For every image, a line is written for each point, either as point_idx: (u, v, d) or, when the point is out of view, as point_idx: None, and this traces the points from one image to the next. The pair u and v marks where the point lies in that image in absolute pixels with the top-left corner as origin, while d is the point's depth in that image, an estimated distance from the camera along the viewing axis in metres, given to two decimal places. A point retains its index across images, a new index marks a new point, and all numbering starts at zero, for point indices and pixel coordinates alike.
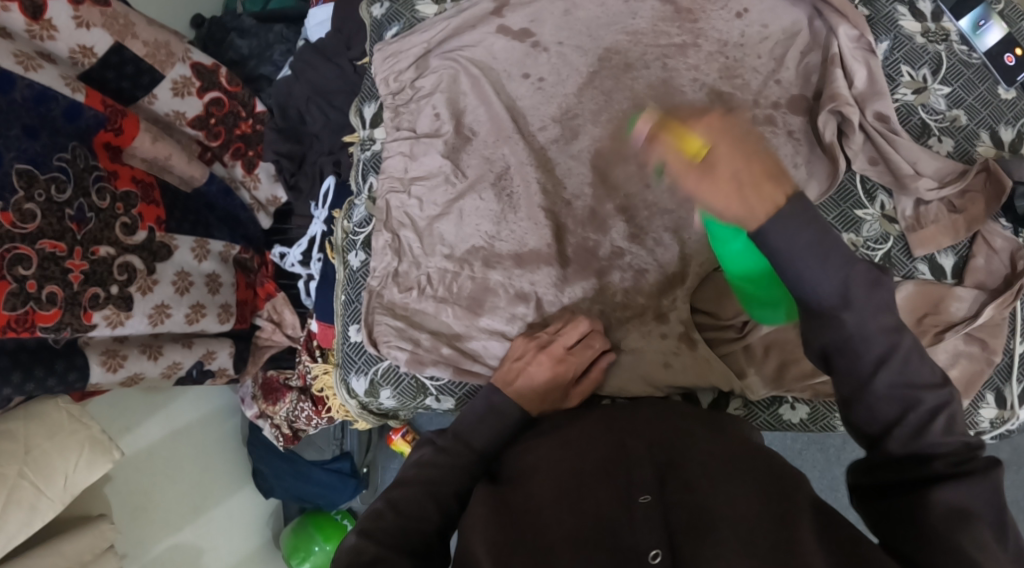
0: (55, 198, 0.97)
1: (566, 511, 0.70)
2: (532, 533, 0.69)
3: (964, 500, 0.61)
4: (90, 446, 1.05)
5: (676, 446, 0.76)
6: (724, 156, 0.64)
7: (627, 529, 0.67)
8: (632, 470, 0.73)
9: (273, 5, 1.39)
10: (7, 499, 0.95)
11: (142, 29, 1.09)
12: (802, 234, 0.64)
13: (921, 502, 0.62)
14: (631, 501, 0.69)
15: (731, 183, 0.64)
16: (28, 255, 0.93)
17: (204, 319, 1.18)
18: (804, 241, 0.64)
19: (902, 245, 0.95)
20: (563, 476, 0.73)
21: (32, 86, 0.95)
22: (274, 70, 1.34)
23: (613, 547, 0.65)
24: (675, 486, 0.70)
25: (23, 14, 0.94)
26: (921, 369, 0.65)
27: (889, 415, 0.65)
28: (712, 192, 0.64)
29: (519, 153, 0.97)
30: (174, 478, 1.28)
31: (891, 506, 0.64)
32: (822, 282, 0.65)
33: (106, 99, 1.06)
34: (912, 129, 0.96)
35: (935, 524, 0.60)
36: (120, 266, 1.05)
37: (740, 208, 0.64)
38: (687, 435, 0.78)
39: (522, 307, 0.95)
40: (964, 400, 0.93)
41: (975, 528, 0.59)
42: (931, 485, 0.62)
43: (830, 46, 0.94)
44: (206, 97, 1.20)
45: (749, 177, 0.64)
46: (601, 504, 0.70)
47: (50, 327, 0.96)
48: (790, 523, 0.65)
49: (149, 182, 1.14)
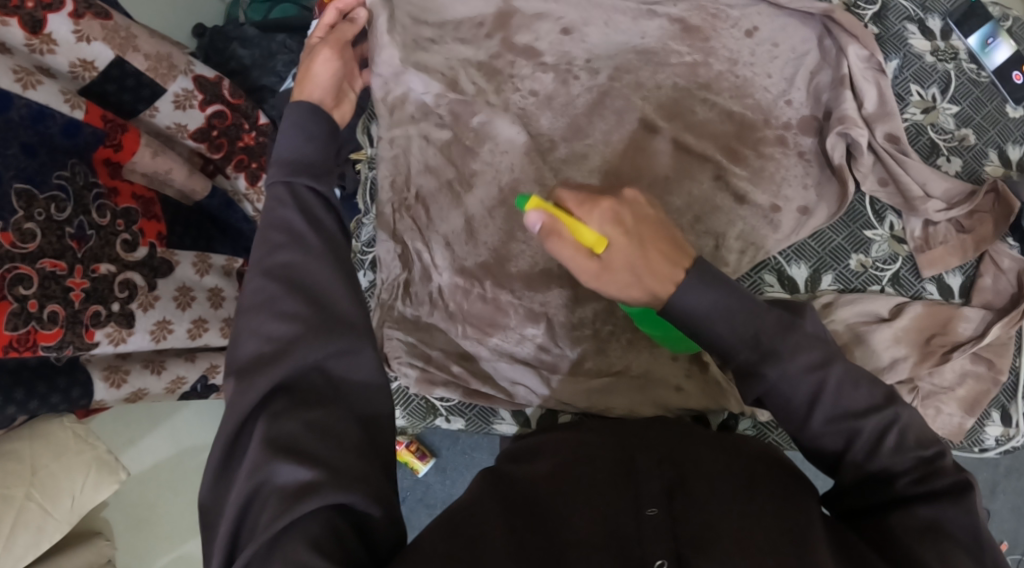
0: (54, 216, 0.95)
1: (577, 513, 0.73)
2: (542, 530, 0.72)
3: (935, 519, 0.65)
4: (97, 467, 1.03)
5: (685, 459, 0.79)
6: (619, 248, 0.70)
7: (633, 541, 0.70)
8: (642, 481, 0.75)
9: (275, 14, 1.36)
10: (12, 524, 0.93)
11: (143, 41, 1.06)
12: (708, 296, 0.71)
13: (885, 522, 0.67)
14: (638, 513, 0.72)
15: (631, 273, 0.70)
16: (29, 275, 0.92)
17: (207, 334, 1.16)
18: (708, 303, 0.71)
19: (910, 265, 0.95)
20: (574, 481, 0.76)
21: (29, 105, 0.94)
22: (278, 81, 1.29)
23: (619, 556, 0.68)
24: (683, 500, 0.73)
25: (23, 29, 0.92)
26: (856, 397, 0.70)
27: (837, 446, 0.71)
28: (615, 282, 0.70)
29: (535, 172, 0.97)
30: (180, 492, 1.28)
31: (868, 526, 0.68)
32: (723, 328, 0.71)
33: (106, 114, 1.04)
34: (921, 149, 0.96)
35: (906, 538, 0.64)
36: (121, 283, 1.04)
37: (643, 295, 0.71)
38: (698, 452, 0.80)
39: (532, 328, 0.96)
40: (971, 419, 0.94)
41: (943, 545, 0.63)
42: (902, 508, 0.67)
43: (841, 66, 0.94)
44: (208, 110, 1.18)
45: (648, 264, 0.70)
46: (604, 513, 0.72)
47: (52, 346, 0.94)
48: (804, 534, 0.67)
49: (150, 198, 1.14)
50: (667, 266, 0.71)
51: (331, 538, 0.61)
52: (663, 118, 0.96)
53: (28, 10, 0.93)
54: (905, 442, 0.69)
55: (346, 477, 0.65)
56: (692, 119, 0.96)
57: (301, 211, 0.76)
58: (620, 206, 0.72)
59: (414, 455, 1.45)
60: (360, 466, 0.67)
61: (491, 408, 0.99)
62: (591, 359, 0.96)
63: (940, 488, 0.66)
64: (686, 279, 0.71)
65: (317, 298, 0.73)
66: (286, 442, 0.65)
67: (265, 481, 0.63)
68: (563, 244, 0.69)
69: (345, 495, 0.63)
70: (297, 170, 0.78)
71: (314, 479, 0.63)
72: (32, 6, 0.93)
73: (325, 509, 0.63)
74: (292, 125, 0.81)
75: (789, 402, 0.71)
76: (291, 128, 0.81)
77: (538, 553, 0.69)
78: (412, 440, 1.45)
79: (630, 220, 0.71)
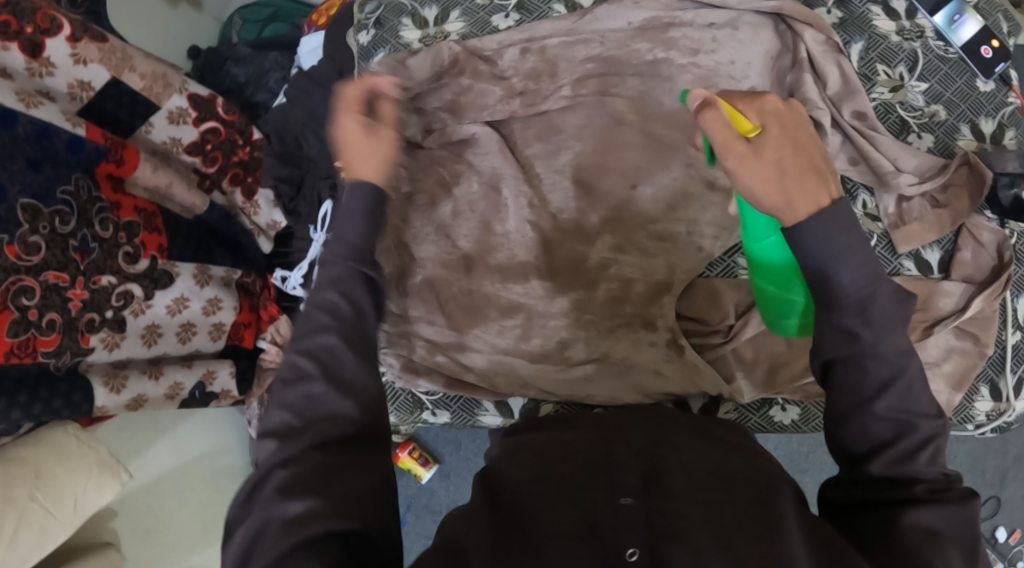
0: (59, 229, 1.00)
1: (556, 511, 0.74)
2: (521, 529, 0.73)
3: (934, 522, 0.65)
4: (99, 469, 1.07)
5: (659, 453, 0.81)
6: (771, 142, 0.68)
7: (609, 530, 0.71)
8: (616, 476, 0.77)
9: (267, 33, 1.41)
10: (17, 522, 0.96)
11: (139, 62, 1.13)
12: (840, 238, 0.66)
13: (896, 520, 0.66)
14: (614, 502, 0.74)
15: (775, 170, 0.67)
16: (32, 286, 0.96)
17: (195, 338, 1.21)
18: (840, 247, 0.66)
19: (885, 242, 0.95)
20: (554, 482, 0.78)
21: (34, 122, 0.99)
22: (271, 97, 1.36)
23: (595, 546, 0.69)
24: (657, 492, 0.75)
25: (23, 53, 0.98)
26: (920, 398, 0.68)
27: (880, 437, 0.68)
28: (756, 170, 0.67)
29: (510, 164, 0.99)
30: (184, 502, 1.30)
31: (866, 523, 0.69)
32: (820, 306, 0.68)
33: (106, 132, 1.10)
34: (891, 127, 0.97)
35: (913, 545, 0.64)
36: (119, 294, 1.09)
37: (779, 199, 0.67)
38: (670, 444, 0.83)
39: (512, 320, 0.97)
40: (959, 394, 0.93)
41: (943, 548, 0.64)
42: (910, 506, 0.66)
43: (798, 49, 0.96)
44: (203, 126, 1.23)
45: (799, 161, 0.67)
46: (584, 511, 0.73)
47: (51, 352, 0.99)
48: (777, 525, 0.69)
49: (152, 212, 1.18)
50: (813, 187, 0.67)
51: (334, 555, 0.63)
52: (631, 112, 0.98)
53: (27, 36, 0.98)
54: (937, 458, 0.68)
55: (353, 507, 0.66)
56: (659, 110, 0.98)
57: (345, 295, 0.76)
58: (783, 108, 0.70)
59: (416, 461, 1.46)
60: (373, 487, 0.69)
61: (475, 400, 1.02)
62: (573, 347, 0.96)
63: (950, 498, 0.67)
64: (832, 208, 0.67)
65: (349, 386, 0.72)
66: (295, 482, 0.67)
67: (274, 515, 0.66)
68: (715, 117, 0.68)
69: (345, 524, 0.65)
70: (361, 259, 0.78)
71: (313, 509, 0.65)
72: (31, 31, 0.99)
73: (325, 537, 0.64)
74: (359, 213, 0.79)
75: (862, 375, 0.68)
76: (353, 209, 0.79)
77: (518, 553, 0.70)
78: (413, 445, 1.47)
79: (791, 125, 0.69)
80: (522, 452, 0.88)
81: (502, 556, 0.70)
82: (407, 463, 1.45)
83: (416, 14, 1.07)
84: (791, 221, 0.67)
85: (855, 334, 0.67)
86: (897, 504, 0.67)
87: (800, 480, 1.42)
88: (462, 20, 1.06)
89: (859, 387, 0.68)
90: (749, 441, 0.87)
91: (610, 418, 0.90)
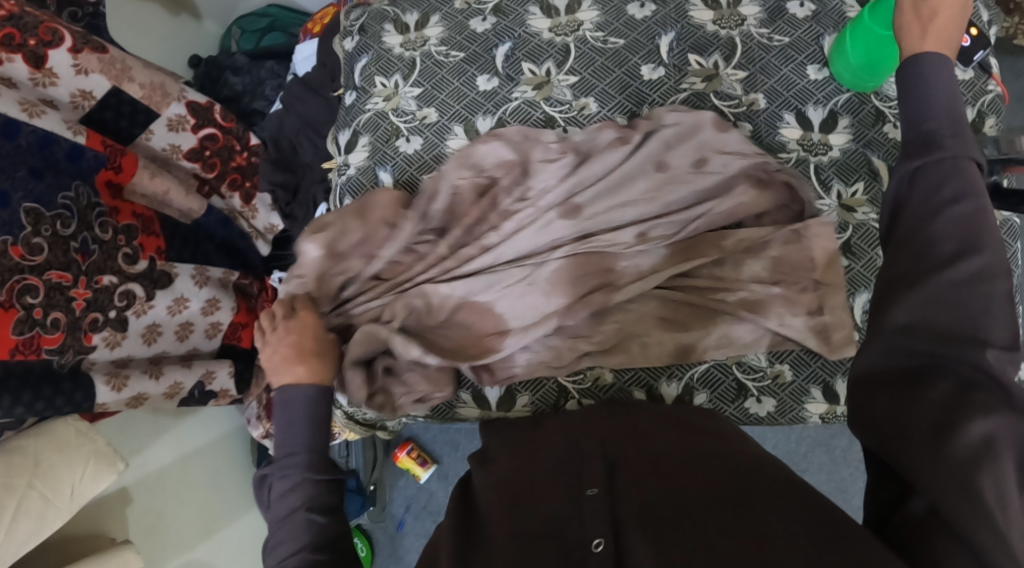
0: (60, 231, 1.03)
1: (518, 512, 0.74)
2: (483, 533, 0.73)
3: (989, 426, 0.57)
4: (96, 458, 1.06)
5: (627, 445, 0.80)
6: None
7: (575, 521, 0.71)
8: (582, 469, 0.77)
9: (265, 42, 1.47)
10: (14, 511, 0.96)
11: (138, 72, 1.17)
12: (937, 89, 0.66)
13: (945, 426, 0.58)
14: (580, 495, 0.73)
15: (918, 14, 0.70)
16: (36, 285, 1.00)
17: (193, 336, 1.25)
18: (943, 96, 0.65)
19: (861, 232, 0.96)
20: (520, 485, 0.79)
21: (36, 132, 1.02)
22: (267, 104, 1.42)
23: (560, 540, 0.69)
24: (622, 482, 0.74)
25: (26, 64, 1.03)
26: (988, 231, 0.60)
27: (944, 253, 0.61)
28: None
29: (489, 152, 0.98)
30: (185, 501, 1.33)
31: (913, 421, 0.60)
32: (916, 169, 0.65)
33: (106, 140, 1.13)
34: (866, 118, 0.99)
35: (954, 459, 0.56)
36: (121, 293, 1.12)
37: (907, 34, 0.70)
38: (637, 435, 0.82)
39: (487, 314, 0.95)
40: None
41: (994, 458, 0.55)
42: (964, 391, 0.58)
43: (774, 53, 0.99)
44: (201, 132, 1.28)
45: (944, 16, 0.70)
46: (551, 506, 0.73)
47: (55, 350, 1.03)
48: (751, 503, 0.67)
49: (150, 216, 1.21)
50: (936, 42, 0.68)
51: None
52: None
53: (30, 48, 1.03)
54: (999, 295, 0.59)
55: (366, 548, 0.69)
56: None
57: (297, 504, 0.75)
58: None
59: (415, 461, 1.48)
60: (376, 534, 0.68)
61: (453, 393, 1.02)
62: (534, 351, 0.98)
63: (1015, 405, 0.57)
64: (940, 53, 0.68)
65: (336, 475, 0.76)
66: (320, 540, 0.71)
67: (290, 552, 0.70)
68: None
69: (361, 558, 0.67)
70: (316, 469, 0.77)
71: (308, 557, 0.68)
72: (34, 44, 1.03)
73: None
74: (289, 415, 0.82)
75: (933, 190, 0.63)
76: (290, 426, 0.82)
77: (484, 549, 0.71)
78: (413, 446, 1.48)
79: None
80: (497, 451, 0.89)
81: (470, 552, 0.71)
82: (406, 463, 1.46)
83: (398, 20, 1.09)
84: (913, 51, 0.69)
85: (941, 153, 0.63)
86: (948, 410, 0.58)
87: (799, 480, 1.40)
88: (442, 25, 1.08)
89: (921, 249, 0.62)
90: (722, 424, 0.86)
91: (580, 418, 0.90)
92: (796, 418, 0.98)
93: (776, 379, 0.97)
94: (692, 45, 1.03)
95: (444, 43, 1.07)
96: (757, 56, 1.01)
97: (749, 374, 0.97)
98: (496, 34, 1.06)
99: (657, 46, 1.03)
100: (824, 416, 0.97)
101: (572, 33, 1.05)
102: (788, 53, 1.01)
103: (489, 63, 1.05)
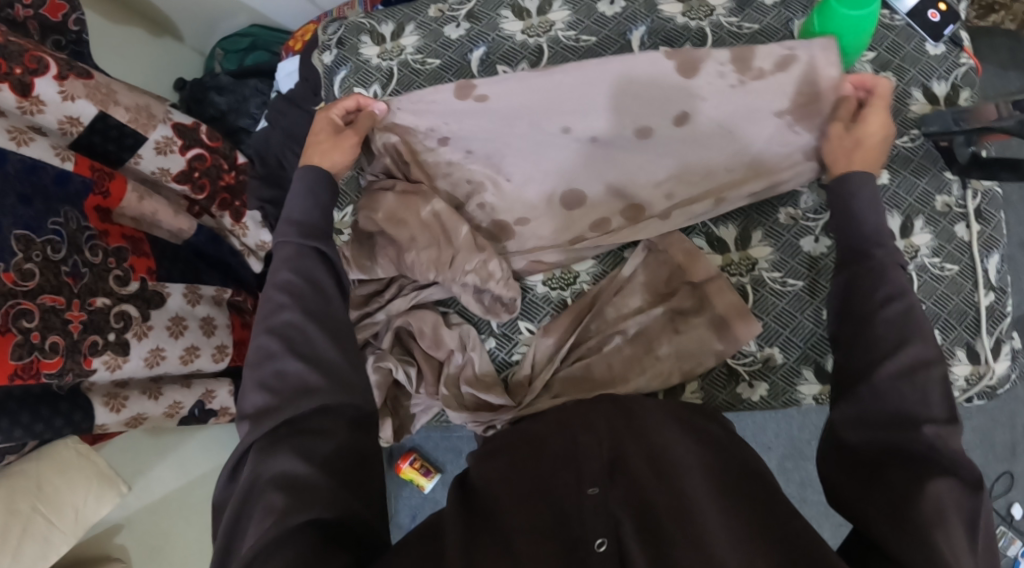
0: (51, 256, 1.03)
1: (522, 506, 0.72)
2: (485, 522, 0.71)
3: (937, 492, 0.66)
4: (98, 480, 1.09)
5: (629, 436, 0.79)
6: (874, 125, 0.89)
7: (577, 520, 0.70)
8: (582, 462, 0.75)
9: (248, 61, 1.49)
10: (21, 534, 1.00)
11: (122, 96, 1.16)
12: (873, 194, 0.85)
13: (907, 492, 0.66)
14: (581, 490, 0.72)
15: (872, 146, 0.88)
16: (31, 309, 0.99)
17: (199, 359, 1.25)
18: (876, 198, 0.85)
19: None
20: (518, 479, 0.76)
21: (24, 159, 1.03)
22: (252, 122, 1.45)
23: (563, 538, 0.68)
24: (624, 479, 0.73)
25: (13, 93, 1.01)
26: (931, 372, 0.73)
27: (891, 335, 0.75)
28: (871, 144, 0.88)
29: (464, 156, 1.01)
30: (191, 518, 1.34)
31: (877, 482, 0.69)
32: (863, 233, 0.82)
33: (94, 164, 1.14)
34: None
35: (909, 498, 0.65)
36: (116, 314, 1.12)
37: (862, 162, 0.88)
38: (636, 427, 0.81)
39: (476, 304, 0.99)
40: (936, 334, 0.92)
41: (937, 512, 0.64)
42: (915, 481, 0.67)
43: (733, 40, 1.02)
44: (189, 153, 1.27)
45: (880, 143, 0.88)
46: (553, 502, 0.72)
47: (54, 373, 1.02)
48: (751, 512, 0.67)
49: (139, 238, 1.22)
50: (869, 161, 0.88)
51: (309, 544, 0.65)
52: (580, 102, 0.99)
53: (17, 76, 1.01)
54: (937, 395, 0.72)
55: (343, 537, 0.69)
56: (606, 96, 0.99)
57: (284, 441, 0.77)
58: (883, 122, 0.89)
59: (418, 471, 1.46)
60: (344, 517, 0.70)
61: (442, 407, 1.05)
62: (524, 318, 1.03)
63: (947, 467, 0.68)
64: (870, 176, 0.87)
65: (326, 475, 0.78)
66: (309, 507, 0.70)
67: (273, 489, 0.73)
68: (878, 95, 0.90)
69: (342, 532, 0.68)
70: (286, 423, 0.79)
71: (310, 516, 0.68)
72: (21, 72, 1.01)
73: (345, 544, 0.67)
74: (301, 188, 0.90)
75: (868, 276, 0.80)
76: (299, 190, 0.90)
77: (487, 541, 0.69)
78: (416, 456, 1.48)
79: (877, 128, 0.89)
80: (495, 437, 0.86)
81: (472, 543, 0.68)
82: (410, 474, 1.45)
83: (374, 32, 1.11)
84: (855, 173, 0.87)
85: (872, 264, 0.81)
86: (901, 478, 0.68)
87: (803, 467, 1.40)
88: (417, 34, 1.09)
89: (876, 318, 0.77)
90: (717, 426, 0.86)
91: (570, 408, 0.87)
92: (789, 402, 0.98)
93: (766, 363, 0.97)
94: (662, 39, 1.04)
95: (420, 51, 1.08)
96: (727, 45, 1.02)
97: (739, 360, 0.98)
98: (470, 39, 1.07)
99: (629, 41, 1.04)
100: (818, 398, 0.97)
101: (544, 34, 1.06)
102: (758, 40, 1.02)
103: (465, 69, 1.06)
